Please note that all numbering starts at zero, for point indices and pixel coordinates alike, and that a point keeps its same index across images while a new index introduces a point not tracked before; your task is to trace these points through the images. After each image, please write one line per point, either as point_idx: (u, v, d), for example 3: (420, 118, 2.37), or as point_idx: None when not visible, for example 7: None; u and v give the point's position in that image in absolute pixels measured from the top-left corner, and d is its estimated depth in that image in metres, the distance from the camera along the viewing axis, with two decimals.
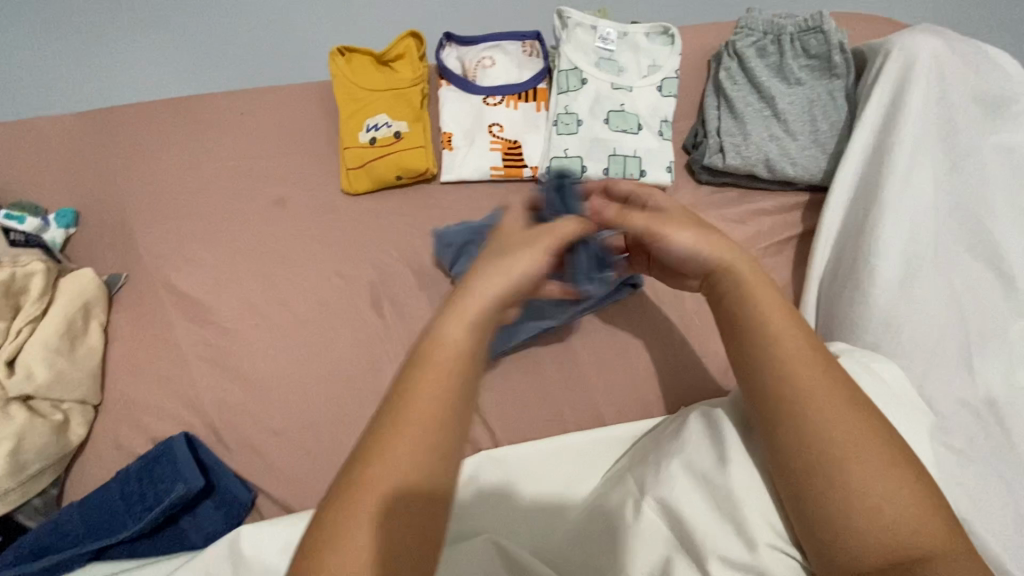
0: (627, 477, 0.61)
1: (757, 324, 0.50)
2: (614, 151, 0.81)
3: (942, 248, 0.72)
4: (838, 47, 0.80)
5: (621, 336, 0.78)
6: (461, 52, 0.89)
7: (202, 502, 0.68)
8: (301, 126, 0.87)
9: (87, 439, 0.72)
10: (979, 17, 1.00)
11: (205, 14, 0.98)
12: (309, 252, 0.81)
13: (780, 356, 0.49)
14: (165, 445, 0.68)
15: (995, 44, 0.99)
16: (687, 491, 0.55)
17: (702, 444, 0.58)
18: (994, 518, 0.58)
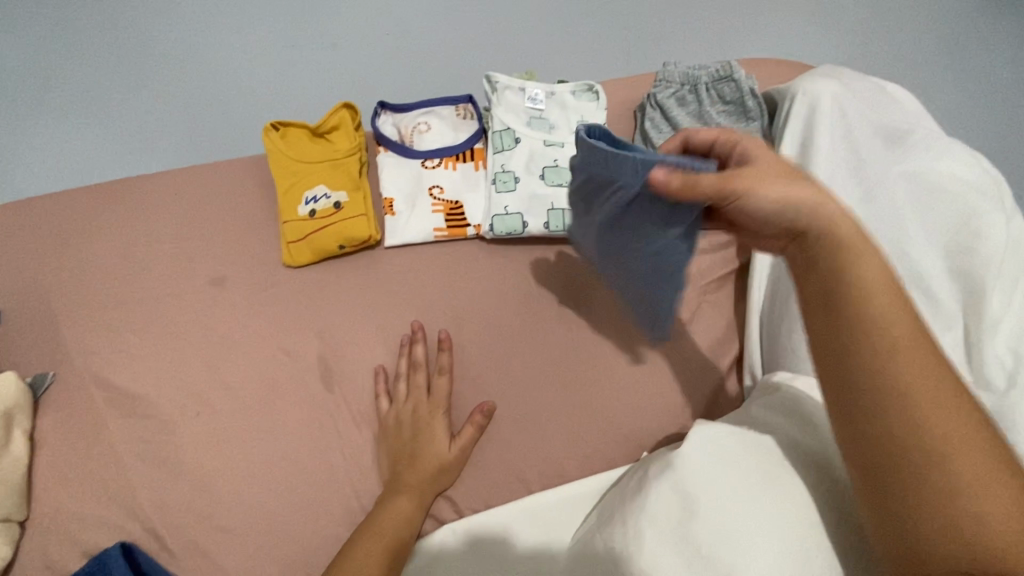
0: (596, 540, 0.60)
1: (850, 297, 0.45)
2: (553, 205, 0.83)
3: None
4: (750, 92, 0.85)
5: (577, 386, 0.77)
6: (397, 119, 0.91)
7: None
8: (236, 202, 0.85)
9: (12, 560, 0.66)
10: (870, 55, 1.09)
11: (138, 101, 0.98)
12: (251, 331, 0.78)
13: (875, 337, 0.44)
14: (100, 559, 0.64)
15: (887, 78, 1.08)
16: (658, 554, 0.53)
17: (668, 498, 0.56)
18: None
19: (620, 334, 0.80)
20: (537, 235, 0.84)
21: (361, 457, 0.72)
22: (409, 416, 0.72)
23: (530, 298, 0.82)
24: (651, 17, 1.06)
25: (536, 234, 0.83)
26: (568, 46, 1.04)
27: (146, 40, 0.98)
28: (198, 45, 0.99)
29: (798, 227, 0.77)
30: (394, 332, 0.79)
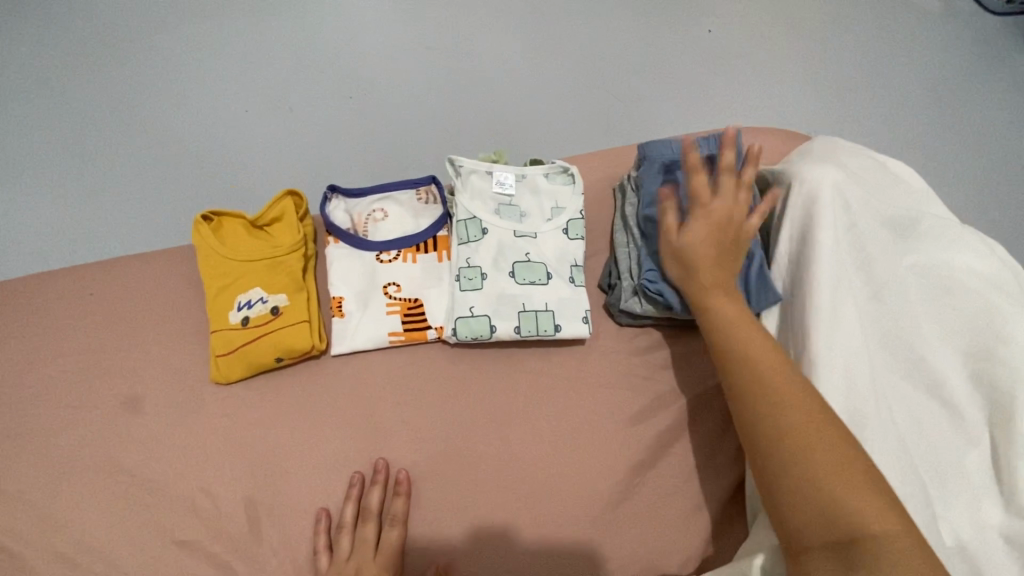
0: None
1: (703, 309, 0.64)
2: (524, 306, 0.73)
3: (881, 383, 0.66)
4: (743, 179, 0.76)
5: (553, 525, 0.66)
6: (350, 204, 0.81)
7: None
8: (160, 304, 0.74)
9: None
10: (878, 111, 0.99)
11: (76, 188, 0.91)
12: (168, 464, 0.66)
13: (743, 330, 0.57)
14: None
15: (898, 137, 0.98)
16: None
17: None
18: None
19: (602, 459, 0.69)
20: (507, 340, 0.73)
21: None
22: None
23: (498, 414, 0.71)
24: (634, 81, 0.98)
25: (505, 340, 0.73)
26: (544, 114, 0.96)
27: (92, 122, 0.93)
28: (146, 125, 0.93)
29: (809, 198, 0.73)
30: (339, 461, 0.68)
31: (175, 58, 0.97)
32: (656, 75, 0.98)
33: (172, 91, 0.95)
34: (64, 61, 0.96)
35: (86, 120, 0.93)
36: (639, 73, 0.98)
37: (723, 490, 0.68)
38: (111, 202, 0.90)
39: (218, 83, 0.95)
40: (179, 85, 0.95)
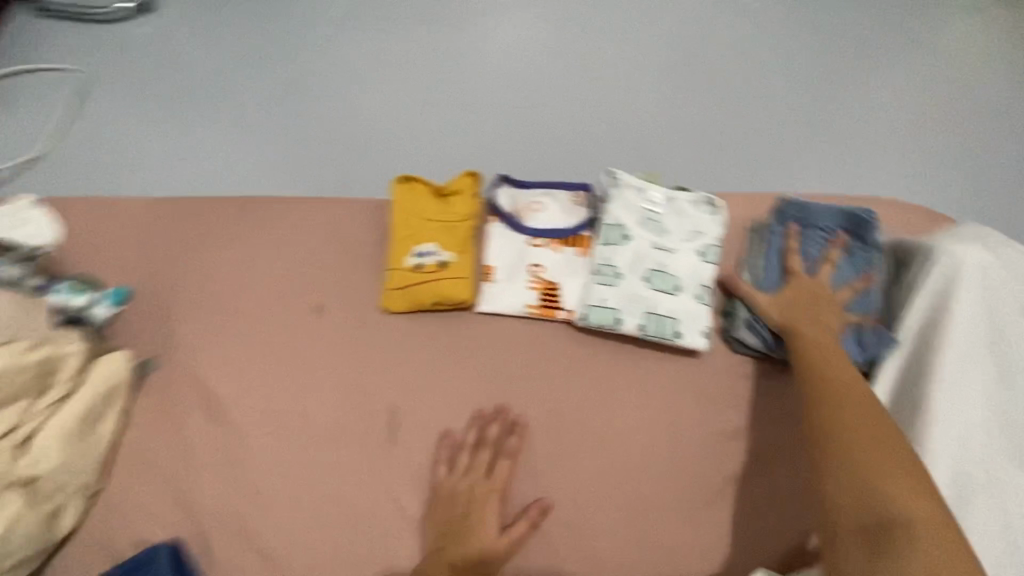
0: None
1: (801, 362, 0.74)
2: (651, 309, 0.82)
3: (992, 461, 0.69)
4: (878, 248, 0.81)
5: (640, 503, 0.75)
6: (514, 192, 0.93)
7: None
8: (351, 238, 0.90)
9: (76, 529, 0.70)
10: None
11: (284, 123, 1.06)
12: (336, 364, 0.81)
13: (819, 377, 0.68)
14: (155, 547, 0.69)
15: None
16: None
17: None
18: None
19: (694, 460, 0.77)
20: (629, 335, 0.82)
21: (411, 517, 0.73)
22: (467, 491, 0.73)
23: (609, 397, 0.80)
24: (786, 129, 1.02)
25: (628, 334, 0.82)
26: (695, 141, 1.01)
27: (308, 72, 1.09)
28: (350, 82, 1.08)
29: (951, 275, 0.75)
30: (468, 398, 0.79)
31: (385, 33, 1.11)
32: (809, 128, 1.02)
33: (376, 59, 1.09)
34: (299, 22, 1.14)
35: (304, 71, 1.10)
36: (792, 123, 1.02)
37: (801, 517, 0.74)
38: (307, 139, 1.04)
39: (414, 58, 1.09)
40: (382, 55, 1.09)
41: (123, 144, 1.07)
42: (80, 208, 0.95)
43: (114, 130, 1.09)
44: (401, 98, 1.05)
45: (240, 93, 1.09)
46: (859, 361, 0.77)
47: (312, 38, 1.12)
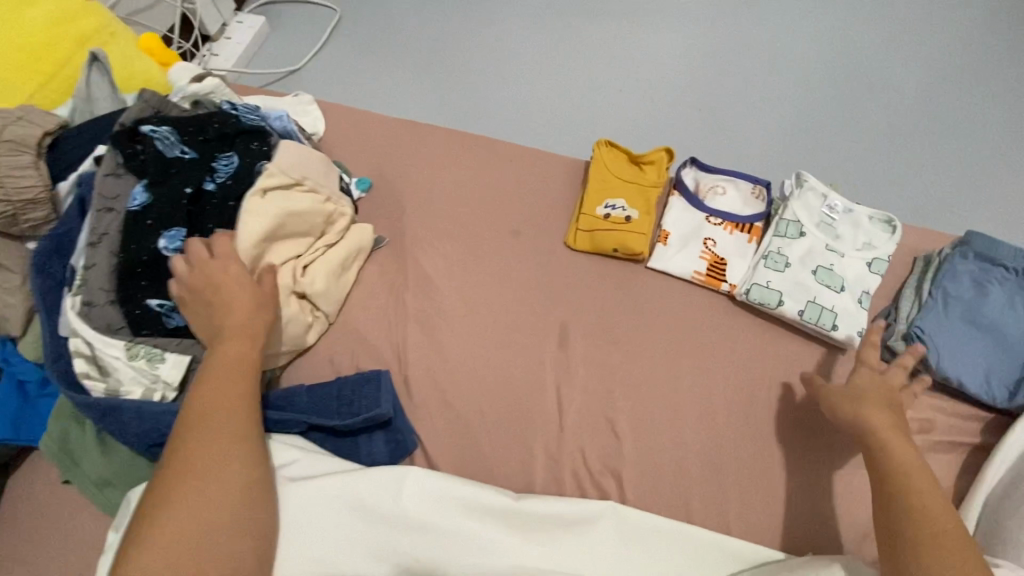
0: None
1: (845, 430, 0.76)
2: (813, 300, 0.89)
3: None
4: None
5: (771, 461, 0.81)
6: (699, 175, 1.04)
7: (378, 432, 0.80)
8: (552, 184, 1.06)
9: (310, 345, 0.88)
10: None
11: (505, 83, 1.24)
12: (524, 279, 0.96)
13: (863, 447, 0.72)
14: (362, 375, 0.80)
15: None
16: None
17: None
18: None
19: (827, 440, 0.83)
20: (786, 318, 0.90)
21: (566, 414, 0.85)
22: (619, 407, 0.85)
23: (756, 366, 0.88)
24: (974, 177, 1.05)
25: (785, 316, 0.90)
26: (879, 171, 1.07)
27: (535, 48, 1.27)
28: (568, 62, 1.25)
29: None
30: (630, 333, 0.91)
31: (606, 28, 1.28)
32: (1000, 180, 1.05)
33: (593, 47, 1.26)
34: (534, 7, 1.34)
35: (530, 46, 1.28)
36: (982, 174, 1.06)
37: None
38: (522, 100, 1.22)
39: (628, 53, 1.24)
40: (600, 45, 1.26)
41: (374, 73, 1.30)
42: (340, 109, 1.16)
43: (369, 59, 1.32)
44: (610, 85, 1.21)
45: (472, 54, 1.29)
46: (1001, 400, 0.83)
47: (539, 23, 1.31)
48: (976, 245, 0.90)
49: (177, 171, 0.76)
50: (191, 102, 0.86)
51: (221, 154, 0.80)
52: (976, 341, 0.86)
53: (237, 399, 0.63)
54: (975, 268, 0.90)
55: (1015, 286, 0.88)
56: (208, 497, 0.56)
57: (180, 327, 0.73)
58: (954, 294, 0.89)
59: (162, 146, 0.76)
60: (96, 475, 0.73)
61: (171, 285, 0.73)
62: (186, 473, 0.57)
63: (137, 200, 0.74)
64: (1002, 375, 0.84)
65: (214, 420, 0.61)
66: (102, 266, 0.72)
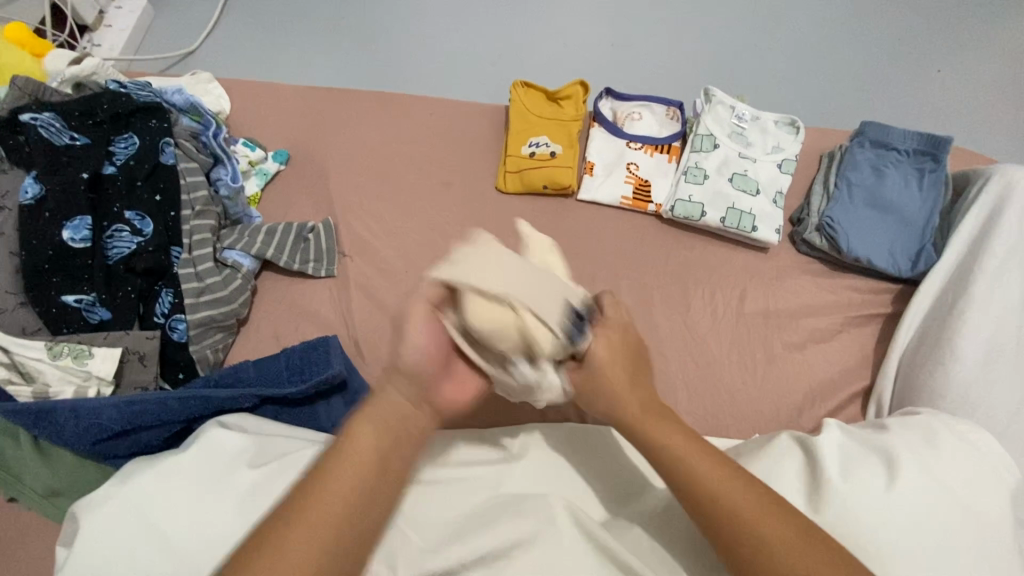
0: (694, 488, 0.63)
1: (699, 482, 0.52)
2: (733, 206, 0.95)
3: None
4: (944, 180, 0.94)
5: (713, 360, 0.87)
6: (615, 105, 1.07)
7: (335, 396, 0.77)
8: (475, 132, 1.05)
9: (247, 324, 0.86)
10: None
11: (416, 39, 1.21)
12: (459, 227, 0.97)
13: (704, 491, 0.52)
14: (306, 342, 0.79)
15: None
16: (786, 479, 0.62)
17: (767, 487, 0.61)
18: (891, 518, 0.56)
19: (759, 332, 0.90)
20: (710, 226, 0.95)
21: None
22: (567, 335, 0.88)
23: (688, 276, 0.94)
24: (865, 78, 1.13)
25: (709, 225, 0.95)
26: (781, 81, 1.13)
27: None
28: (477, 8, 1.22)
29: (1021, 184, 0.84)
30: (569, 264, 0.94)
31: None
32: (888, 79, 1.12)
33: None
34: None
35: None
36: (874, 74, 1.13)
37: (849, 385, 0.87)
38: (436, 54, 1.19)
39: None
40: None
41: (276, 44, 1.23)
42: (243, 83, 1.10)
43: (268, 32, 1.25)
44: (523, 27, 1.19)
45: (376, 12, 1.24)
46: (906, 270, 0.91)
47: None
48: (871, 134, 0.97)
49: (69, 158, 0.73)
50: (73, 87, 0.81)
51: (116, 137, 0.77)
52: (878, 222, 0.94)
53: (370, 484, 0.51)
54: (871, 155, 0.97)
55: (907, 166, 0.96)
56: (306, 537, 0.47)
57: (105, 319, 0.71)
58: (857, 182, 0.96)
59: (48, 134, 0.73)
60: (41, 485, 0.68)
61: (86, 278, 0.71)
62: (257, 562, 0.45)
63: (29, 193, 0.71)
64: (904, 249, 0.92)
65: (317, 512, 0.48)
66: (3, 268, 0.68)
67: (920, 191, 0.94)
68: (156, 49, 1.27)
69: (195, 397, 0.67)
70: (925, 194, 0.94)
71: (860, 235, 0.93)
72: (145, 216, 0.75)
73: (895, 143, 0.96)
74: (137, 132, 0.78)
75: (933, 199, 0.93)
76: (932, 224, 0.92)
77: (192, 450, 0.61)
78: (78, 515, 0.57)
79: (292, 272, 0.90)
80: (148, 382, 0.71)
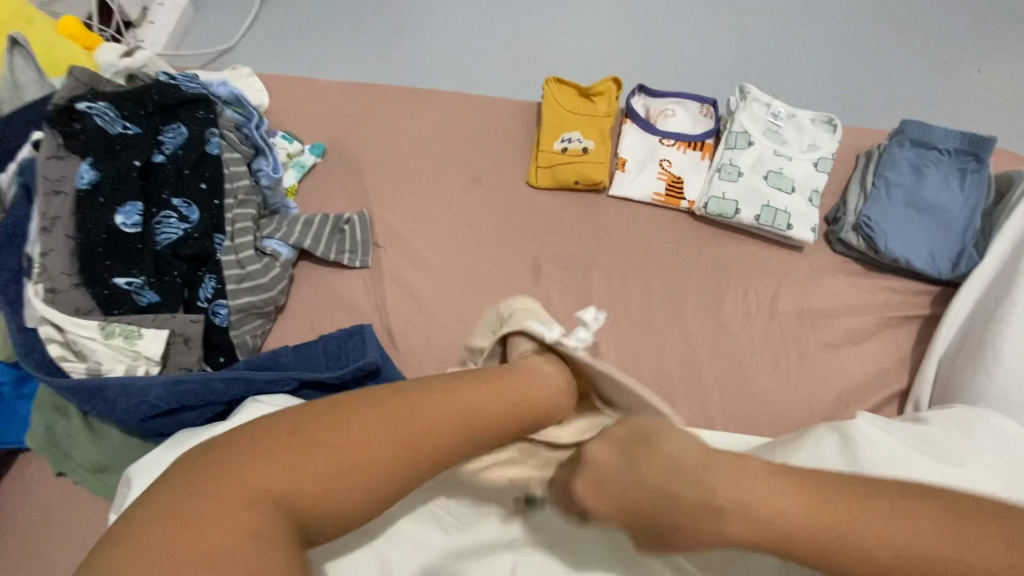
0: None
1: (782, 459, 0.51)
2: (767, 203, 0.94)
3: None
4: (988, 181, 0.92)
5: (745, 357, 0.87)
6: (648, 102, 1.07)
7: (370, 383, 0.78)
8: (508, 127, 1.06)
9: (284, 310, 0.88)
10: None
11: (450, 36, 1.22)
12: (491, 221, 0.97)
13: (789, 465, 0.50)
14: (343, 330, 0.80)
15: None
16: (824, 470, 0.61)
17: None
18: None
19: (792, 331, 0.89)
20: (744, 224, 0.95)
21: None
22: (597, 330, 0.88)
23: (720, 274, 0.93)
24: (905, 78, 1.11)
25: (743, 223, 0.94)
26: (816, 80, 1.12)
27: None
28: (511, 6, 1.23)
29: None
30: (601, 259, 0.94)
31: None
32: (928, 78, 1.10)
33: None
34: None
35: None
36: (913, 72, 1.11)
37: (884, 386, 0.86)
38: (469, 51, 1.20)
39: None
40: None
41: (312, 41, 1.26)
42: (281, 77, 1.12)
43: (304, 29, 1.27)
44: (557, 24, 1.20)
45: (410, 10, 1.26)
46: (945, 272, 0.90)
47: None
48: (911, 132, 0.96)
49: (122, 147, 0.76)
50: (125, 78, 0.84)
51: (165, 127, 0.79)
52: (917, 223, 0.92)
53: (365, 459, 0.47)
54: (910, 154, 0.96)
55: (950, 166, 0.94)
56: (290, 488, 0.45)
57: (152, 302, 0.73)
58: (896, 181, 0.94)
59: (103, 122, 0.76)
60: (89, 460, 0.71)
61: (136, 262, 0.73)
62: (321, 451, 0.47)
63: (84, 178, 0.73)
64: (945, 251, 0.90)
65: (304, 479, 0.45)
66: (59, 250, 0.71)
67: (962, 191, 0.92)
68: (196, 45, 1.30)
69: (239, 379, 0.69)
70: (967, 195, 0.92)
71: (899, 236, 0.91)
72: (191, 204, 0.77)
73: (937, 142, 0.94)
74: (185, 122, 0.80)
75: (976, 201, 0.91)
76: (974, 226, 0.90)
77: (237, 423, 0.63)
78: (129, 481, 0.59)
79: (327, 262, 0.91)
80: (192, 364, 0.74)
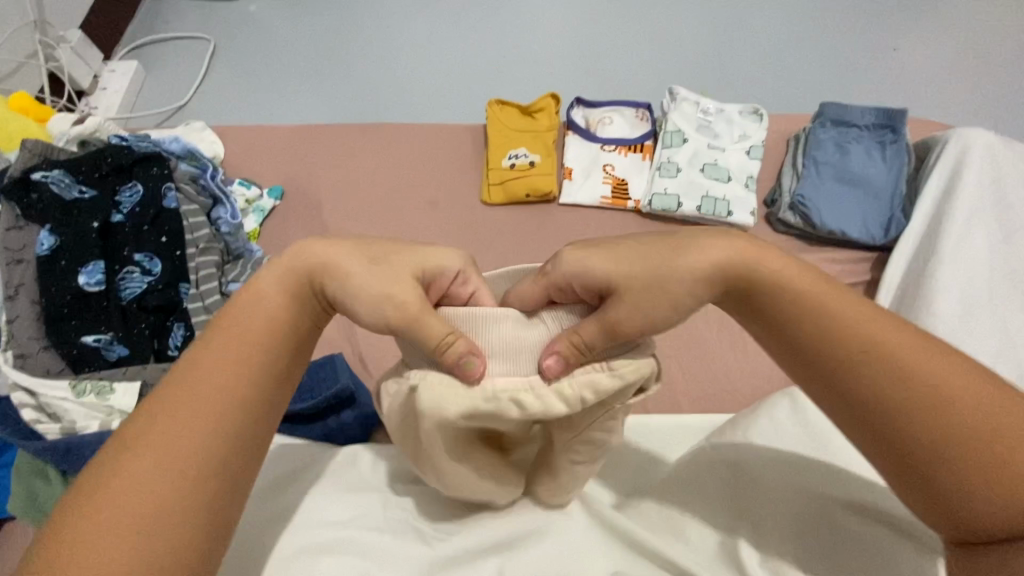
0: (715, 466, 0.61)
1: (838, 335, 0.42)
2: (707, 194, 1.00)
3: (1003, 286, 0.81)
4: (907, 149, 0.99)
5: (705, 341, 0.90)
6: (587, 112, 1.12)
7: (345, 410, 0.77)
8: (457, 152, 1.11)
9: None
10: None
11: (396, 72, 1.27)
12: (450, 241, 1.01)
13: (841, 356, 0.42)
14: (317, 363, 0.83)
15: None
16: (782, 429, 0.62)
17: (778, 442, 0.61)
18: None
19: None
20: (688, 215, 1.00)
21: None
22: None
23: None
24: (822, 64, 1.19)
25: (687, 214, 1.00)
26: (742, 76, 1.19)
27: (414, 33, 1.31)
28: (451, 40, 1.29)
29: (981, 142, 0.89)
30: None
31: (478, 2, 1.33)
32: (844, 63, 1.18)
33: (470, 21, 1.31)
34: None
35: (410, 32, 1.32)
36: (830, 59, 1.19)
37: None
38: (414, 84, 1.26)
39: (504, 20, 1.30)
40: (476, 18, 1.31)
41: (263, 90, 1.30)
42: (235, 128, 1.16)
43: (254, 81, 1.32)
44: (495, 52, 1.26)
45: (360, 51, 1.31)
46: (879, 237, 0.96)
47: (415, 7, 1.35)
48: (832, 114, 1.03)
49: (79, 211, 0.78)
50: (78, 144, 0.88)
51: (121, 187, 0.82)
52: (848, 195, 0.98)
53: (203, 450, 0.39)
54: (833, 134, 1.02)
55: (870, 140, 1.01)
56: (121, 531, 0.36)
57: (123, 355, 0.75)
58: (822, 159, 1.01)
59: (59, 189, 0.79)
60: None
61: (103, 319, 0.76)
62: (116, 482, 0.37)
63: (44, 245, 0.76)
64: (877, 219, 0.96)
65: (137, 493, 0.37)
66: (25, 316, 0.73)
67: (885, 162, 0.99)
68: (150, 107, 1.34)
69: None
70: (890, 165, 0.98)
71: (834, 210, 0.97)
72: (154, 257, 0.80)
73: (855, 120, 1.02)
74: (139, 179, 0.82)
75: (899, 169, 0.97)
76: (900, 192, 0.96)
77: None
78: None
79: None
80: None
